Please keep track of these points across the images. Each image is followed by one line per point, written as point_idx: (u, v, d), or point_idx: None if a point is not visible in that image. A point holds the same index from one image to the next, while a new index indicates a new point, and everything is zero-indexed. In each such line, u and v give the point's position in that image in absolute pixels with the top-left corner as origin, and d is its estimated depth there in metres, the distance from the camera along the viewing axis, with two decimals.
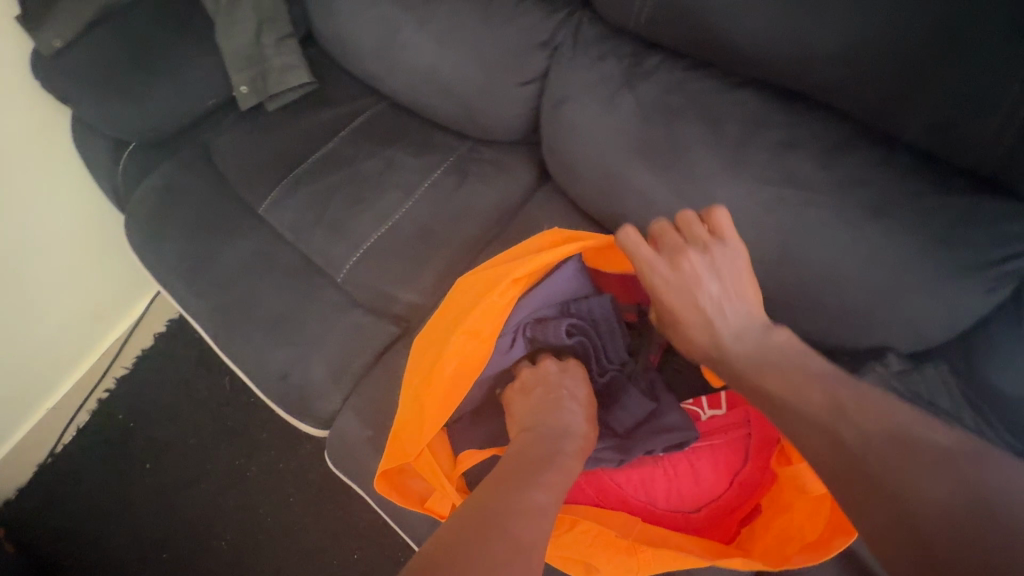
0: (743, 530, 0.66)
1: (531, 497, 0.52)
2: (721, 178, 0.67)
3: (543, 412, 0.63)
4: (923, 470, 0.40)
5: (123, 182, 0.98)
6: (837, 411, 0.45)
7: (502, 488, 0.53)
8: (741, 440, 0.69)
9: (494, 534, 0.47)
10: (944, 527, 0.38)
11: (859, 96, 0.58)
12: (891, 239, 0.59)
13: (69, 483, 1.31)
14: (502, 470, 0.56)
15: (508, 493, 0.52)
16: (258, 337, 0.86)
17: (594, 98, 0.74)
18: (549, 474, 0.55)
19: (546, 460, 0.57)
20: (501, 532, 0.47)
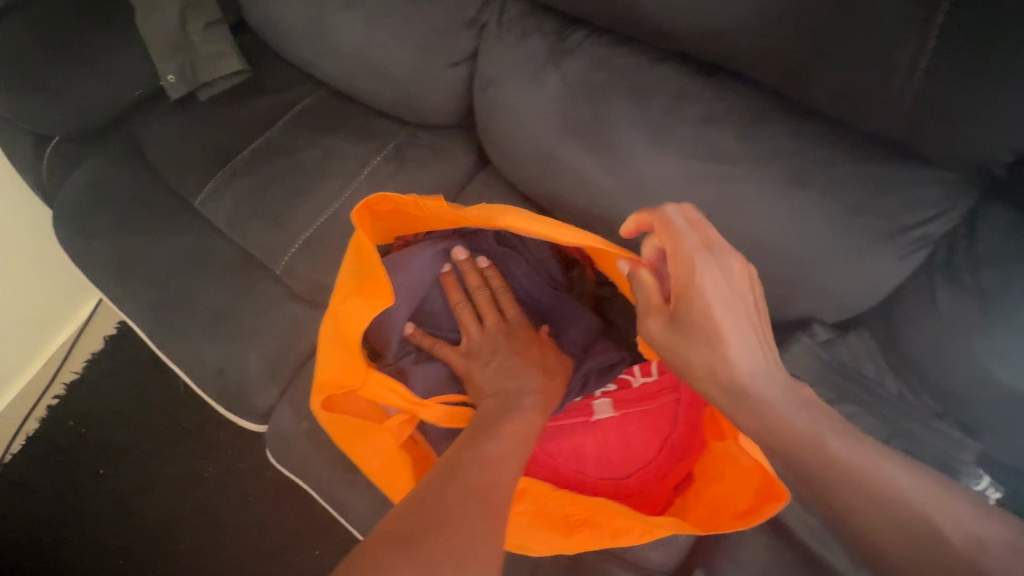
0: (676, 499, 0.66)
1: (487, 448, 0.53)
2: (647, 155, 0.66)
3: (506, 377, 0.62)
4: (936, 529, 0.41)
5: (50, 179, 0.95)
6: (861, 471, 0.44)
7: (465, 443, 0.54)
8: (672, 406, 0.67)
9: (437, 502, 0.47)
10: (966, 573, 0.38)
11: (767, 64, 0.56)
12: (808, 210, 0.59)
13: (21, 492, 1.28)
14: (463, 433, 0.57)
15: (463, 450, 0.53)
16: (193, 333, 0.84)
17: (521, 77, 0.72)
18: (505, 426, 0.56)
19: (501, 417, 0.58)
20: (444, 497, 0.47)
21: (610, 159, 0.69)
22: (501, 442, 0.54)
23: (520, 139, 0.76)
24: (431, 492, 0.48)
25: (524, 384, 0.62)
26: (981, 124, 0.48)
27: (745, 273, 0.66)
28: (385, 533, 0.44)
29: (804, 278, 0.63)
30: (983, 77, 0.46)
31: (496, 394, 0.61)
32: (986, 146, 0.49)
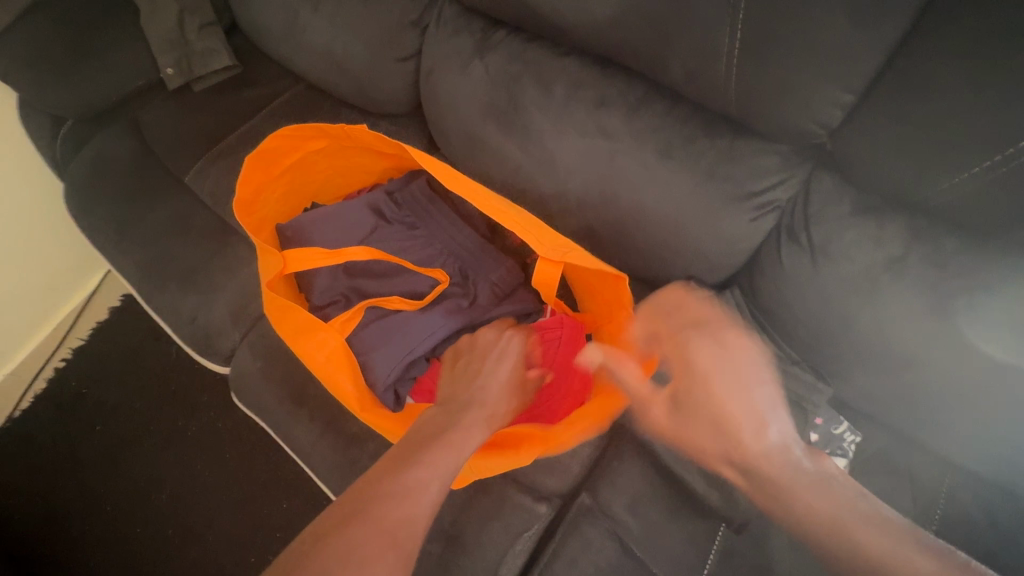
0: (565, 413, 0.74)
1: (407, 477, 0.54)
2: (550, 133, 0.78)
3: (459, 386, 0.64)
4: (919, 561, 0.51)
5: (63, 155, 1.10)
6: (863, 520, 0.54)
7: (397, 459, 0.56)
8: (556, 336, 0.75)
9: (363, 516, 0.50)
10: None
11: (636, 53, 0.68)
12: (676, 178, 0.70)
13: (25, 442, 1.42)
14: (397, 448, 0.58)
15: (388, 470, 0.55)
16: (173, 287, 0.97)
17: (454, 70, 0.85)
18: (432, 454, 0.56)
19: (435, 439, 0.58)
20: (368, 513, 0.51)
21: (521, 137, 0.81)
22: (457, 436, 0.58)
23: (455, 123, 0.88)
24: (358, 506, 0.52)
25: (481, 393, 0.63)
26: (788, 100, 0.59)
27: (633, 236, 0.76)
28: (345, 508, 0.52)
29: (678, 240, 0.73)
30: (780, 60, 0.57)
31: (444, 404, 0.63)
32: (797, 119, 0.60)
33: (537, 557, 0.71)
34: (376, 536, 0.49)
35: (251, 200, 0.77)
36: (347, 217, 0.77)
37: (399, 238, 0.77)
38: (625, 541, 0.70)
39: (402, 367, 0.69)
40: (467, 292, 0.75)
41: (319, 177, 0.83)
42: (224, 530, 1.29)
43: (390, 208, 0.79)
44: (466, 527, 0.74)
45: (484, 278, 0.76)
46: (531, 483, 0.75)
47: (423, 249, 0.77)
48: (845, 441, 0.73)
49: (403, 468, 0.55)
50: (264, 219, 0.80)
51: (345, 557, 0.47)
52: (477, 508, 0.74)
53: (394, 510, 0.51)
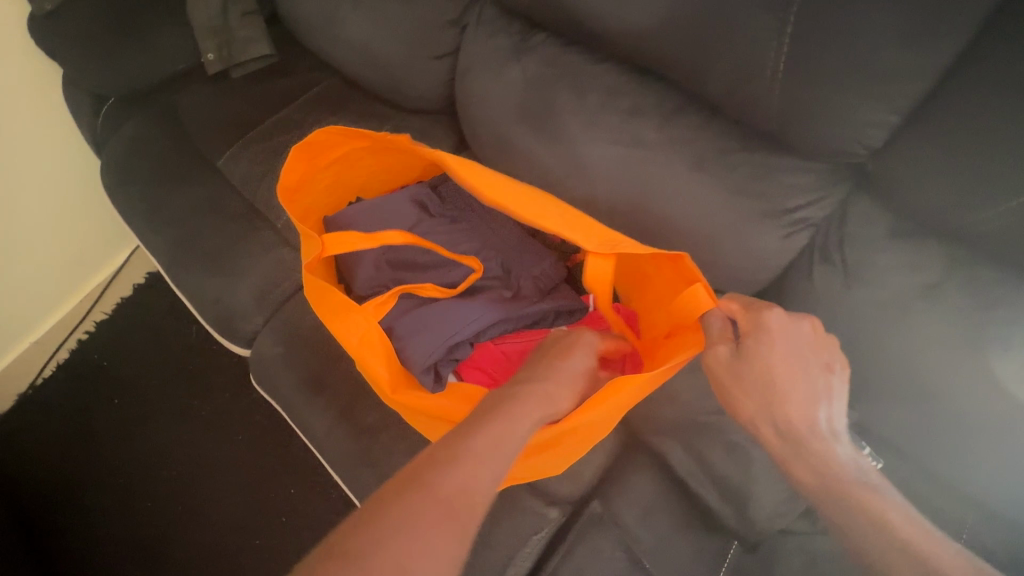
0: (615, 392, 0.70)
1: (504, 427, 0.53)
2: (583, 138, 0.78)
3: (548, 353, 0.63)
4: None
5: (101, 133, 1.12)
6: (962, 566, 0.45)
7: (494, 407, 0.56)
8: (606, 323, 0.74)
9: (458, 453, 0.50)
10: None
11: (675, 63, 0.68)
12: (709, 190, 0.70)
13: (44, 411, 1.45)
14: (498, 396, 0.57)
15: (485, 415, 0.54)
16: (200, 268, 0.99)
17: (489, 70, 0.86)
18: (527, 407, 0.56)
19: (530, 394, 0.58)
20: (463, 450, 0.51)
21: (554, 140, 0.81)
22: (550, 396, 0.58)
23: (486, 123, 0.88)
24: (454, 443, 0.52)
25: (572, 361, 0.62)
26: (830, 119, 0.58)
27: (662, 246, 0.76)
28: (443, 443, 0.52)
29: (706, 253, 0.73)
30: (824, 79, 0.57)
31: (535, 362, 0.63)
32: (838, 139, 0.59)
33: (545, 562, 0.70)
34: (464, 481, 0.49)
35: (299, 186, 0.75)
36: (392, 209, 0.77)
37: (441, 231, 0.77)
38: (636, 553, 0.69)
39: (445, 349, 0.68)
40: (509, 284, 0.74)
41: (364, 172, 0.82)
42: (229, 512, 1.30)
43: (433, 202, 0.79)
44: None
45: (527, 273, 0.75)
46: (543, 488, 0.74)
47: (466, 242, 0.76)
48: None
49: (468, 440, 0.51)
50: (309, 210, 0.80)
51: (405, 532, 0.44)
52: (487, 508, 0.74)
53: (483, 455, 0.51)
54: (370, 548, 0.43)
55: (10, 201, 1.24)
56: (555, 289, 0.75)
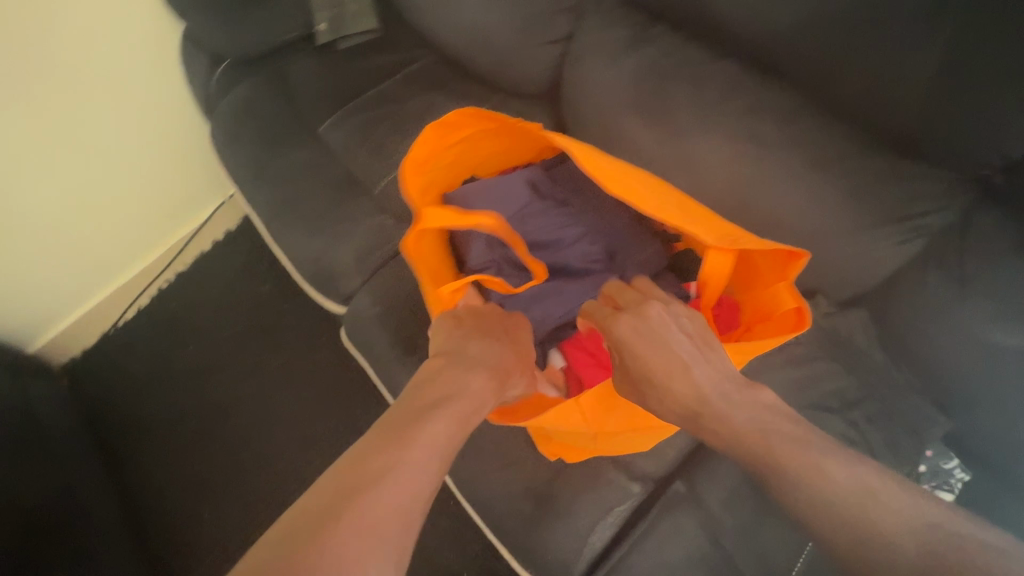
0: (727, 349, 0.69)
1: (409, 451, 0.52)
2: (696, 130, 0.80)
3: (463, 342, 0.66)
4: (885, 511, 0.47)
5: (214, 91, 1.19)
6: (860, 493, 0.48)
7: (403, 423, 0.55)
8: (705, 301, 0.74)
9: (375, 480, 0.49)
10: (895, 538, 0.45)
11: (807, 63, 0.69)
12: (826, 190, 0.71)
13: (123, 351, 1.53)
14: (405, 406, 0.58)
15: (407, 431, 0.54)
16: (301, 226, 1.05)
17: (604, 58, 0.88)
18: (440, 412, 0.57)
19: (442, 398, 0.59)
20: (378, 477, 0.49)
21: (665, 130, 0.83)
22: (460, 404, 0.59)
23: (595, 110, 0.91)
24: (379, 468, 0.50)
25: (483, 350, 0.65)
26: (968, 128, 0.59)
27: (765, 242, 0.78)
28: (355, 469, 0.50)
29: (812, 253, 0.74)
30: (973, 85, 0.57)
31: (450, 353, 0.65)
32: (976, 150, 0.60)
33: (628, 532, 0.73)
34: (394, 511, 0.48)
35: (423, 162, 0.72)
36: (507, 189, 0.75)
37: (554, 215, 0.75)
38: (717, 535, 0.72)
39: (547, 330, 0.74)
40: (615, 272, 0.73)
41: (486, 150, 0.78)
42: (292, 462, 1.37)
43: (543, 182, 0.76)
44: (560, 492, 0.77)
45: (633, 260, 0.74)
46: (627, 464, 0.77)
47: (576, 228, 0.75)
48: (952, 477, 0.74)
49: (442, 379, 0.61)
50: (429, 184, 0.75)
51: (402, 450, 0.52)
52: (572, 477, 0.77)
53: (406, 479, 0.50)
54: (392, 466, 0.50)
55: (116, 147, 1.33)
56: (660, 277, 0.73)
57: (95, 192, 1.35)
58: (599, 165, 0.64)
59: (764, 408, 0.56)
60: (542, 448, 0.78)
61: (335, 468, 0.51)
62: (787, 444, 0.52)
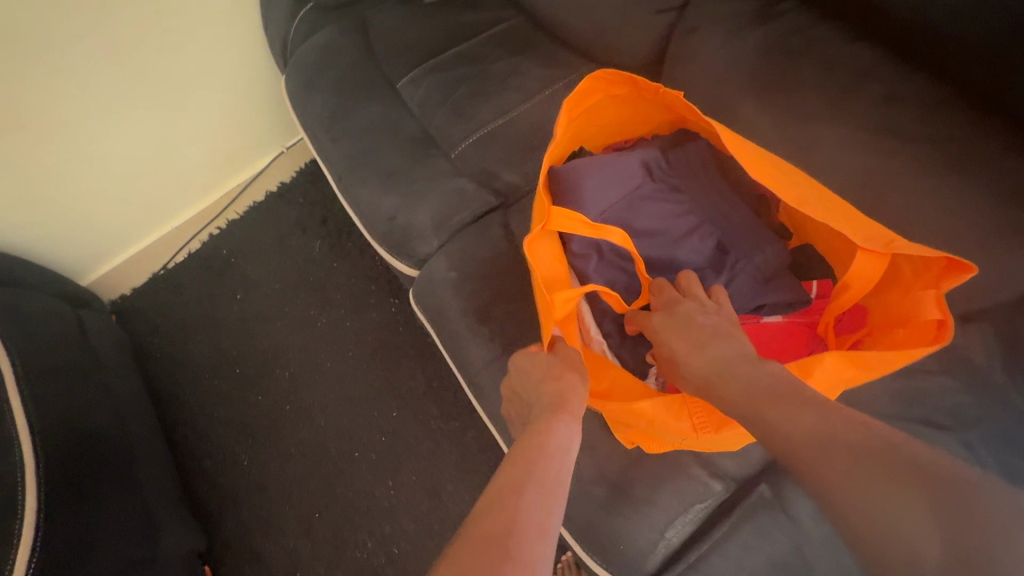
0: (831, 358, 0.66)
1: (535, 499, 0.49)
2: (821, 116, 0.75)
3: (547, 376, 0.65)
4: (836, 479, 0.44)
5: (293, 36, 1.15)
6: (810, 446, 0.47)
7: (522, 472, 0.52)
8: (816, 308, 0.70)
9: (509, 531, 0.45)
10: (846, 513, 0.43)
11: (968, 51, 0.64)
12: (967, 193, 0.65)
13: (173, 293, 1.53)
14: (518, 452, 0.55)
15: (527, 480, 0.51)
16: (376, 183, 1.02)
17: (722, 32, 0.83)
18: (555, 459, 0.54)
19: (554, 443, 0.56)
20: (511, 526, 0.46)
21: (784, 114, 0.77)
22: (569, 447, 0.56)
23: (702, 87, 0.86)
24: (508, 519, 0.47)
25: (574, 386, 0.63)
26: None
27: None
28: (485, 523, 0.46)
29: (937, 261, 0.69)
30: None
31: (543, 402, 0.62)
32: None
33: (707, 531, 0.71)
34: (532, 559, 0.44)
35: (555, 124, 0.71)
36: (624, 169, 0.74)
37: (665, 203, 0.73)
38: (802, 545, 0.68)
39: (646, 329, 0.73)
40: (723, 270, 0.70)
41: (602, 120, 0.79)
42: (333, 420, 1.37)
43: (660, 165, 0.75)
44: (636, 483, 0.74)
45: (746, 259, 0.70)
46: (709, 461, 0.74)
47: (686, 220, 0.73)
48: None
49: (544, 426, 0.58)
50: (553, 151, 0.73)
51: (538, 486, 0.51)
52: (650, 469, 0.74)
53: (539, 528, 0.47)
54: (521, 515, 0.47)
55: (184, 86, 1.30)
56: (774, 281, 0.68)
57: (162, 131, 1.34)
58: (744, 148, 0.66)
59: (769, 374, 0.56)
60: (618, 434, 0.75)
61: (462, 530, 0.47)
62: (773, 404, 0.52)
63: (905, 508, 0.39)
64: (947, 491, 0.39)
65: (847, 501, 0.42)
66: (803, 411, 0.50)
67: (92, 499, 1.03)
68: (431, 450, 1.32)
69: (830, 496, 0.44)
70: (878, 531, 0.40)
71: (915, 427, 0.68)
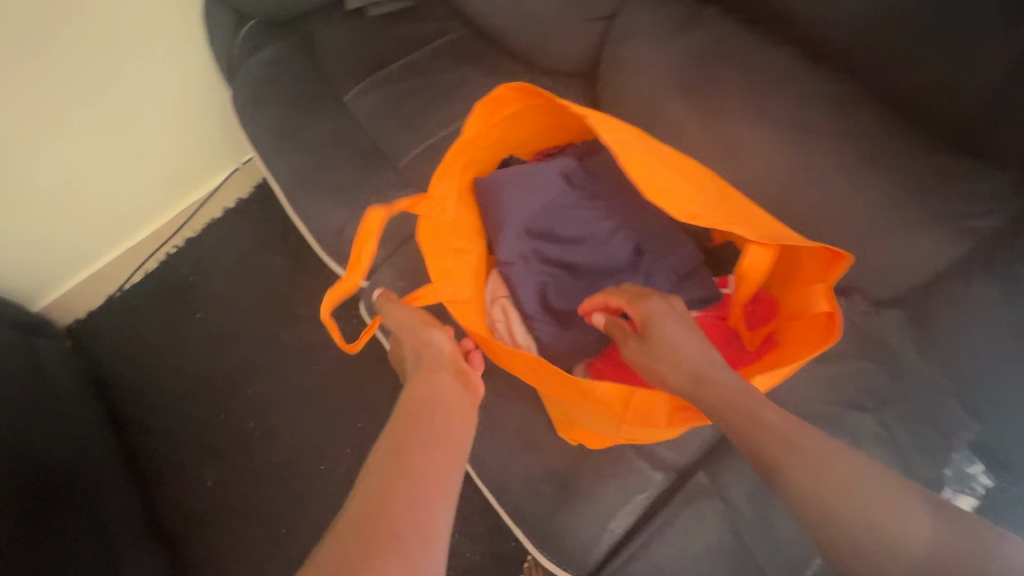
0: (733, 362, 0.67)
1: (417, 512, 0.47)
2: (745, 118, 0.78)
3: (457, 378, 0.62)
4: (843, 484, 0.47)
5: (238, 52, 1.15)
6: (788, 443, 0.49)
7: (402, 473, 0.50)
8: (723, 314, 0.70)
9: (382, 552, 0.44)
10: (844, 523, 0.45)
11: (871, 53, 0.67)
12: (875, 188, 0.69)
13: (131, 315, 1.51)
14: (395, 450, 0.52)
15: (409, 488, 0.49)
16: (325, 197, 1.03)
17: (651, 39, 0.85)
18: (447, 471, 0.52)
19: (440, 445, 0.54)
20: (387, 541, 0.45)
21: (709, 118, 0.81)
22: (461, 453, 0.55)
23: (635, 94, 0.89)
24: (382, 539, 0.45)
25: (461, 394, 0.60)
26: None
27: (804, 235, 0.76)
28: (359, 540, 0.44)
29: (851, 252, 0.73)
30: None
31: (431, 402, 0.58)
32: None
33: (649, 520, 0.73)
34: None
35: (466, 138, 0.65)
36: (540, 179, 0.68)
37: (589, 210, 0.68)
38: (739, 528, 0.72)
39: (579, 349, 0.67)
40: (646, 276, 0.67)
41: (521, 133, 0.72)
42: (300, 434, 1.37)
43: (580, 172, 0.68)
44: (582, 477, 0.76)
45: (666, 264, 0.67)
46: (650, 453, 0.77)
47: (612, 226, 0.68)
48: (976, 481, 0.72)
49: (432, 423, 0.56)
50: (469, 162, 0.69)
51: (422, 481, 0.50)
52: (595, 463, 0.77)
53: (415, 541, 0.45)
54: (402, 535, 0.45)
55: (130, 104, 1.29)
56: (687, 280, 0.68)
57: (109, 151, 1.32)
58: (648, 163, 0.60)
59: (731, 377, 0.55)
60: (561, 432, 0.78)
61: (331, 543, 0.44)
62: (742, 401, 0.53)
63: (906, 520, 0.45)
64: (955, 514, 0.45)
65: (861, 505, 0.46)
66: (769, 410, 0.52)
67: (52, 530, 1.02)
68: None
69: (811, 498, 0.46)
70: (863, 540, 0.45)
71: (838, 409, 0.72)
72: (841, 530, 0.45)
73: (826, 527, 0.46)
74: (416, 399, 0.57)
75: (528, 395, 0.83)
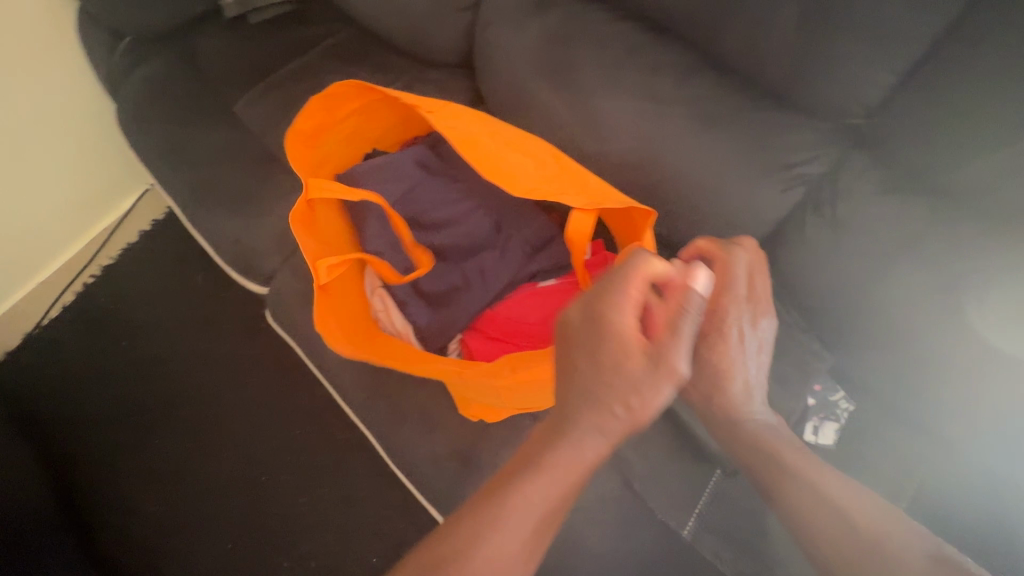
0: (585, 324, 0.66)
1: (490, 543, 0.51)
2: (600, 93, 0.82)
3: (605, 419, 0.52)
4: (826, 500, 0.54)
5: (118, 71, 1.13)
6: (784, 471, 0.58)
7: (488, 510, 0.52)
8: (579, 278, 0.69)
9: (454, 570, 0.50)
10: (821, 528, 0.52)
11: (693, 22, 0.71)
12: (717, 146, 0.74)
13: (51, 351, 1.47)
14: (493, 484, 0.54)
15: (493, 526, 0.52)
16: (220, 209, 1.03)
17: (512, 24, 0.88)
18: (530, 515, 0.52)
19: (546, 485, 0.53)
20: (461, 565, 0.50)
21: (570, 96, 0.85)
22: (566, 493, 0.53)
23: (506, 78, 0.92)
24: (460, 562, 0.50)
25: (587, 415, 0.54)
26: (826, 79, 0.64)
27: (666, 197, 0.80)
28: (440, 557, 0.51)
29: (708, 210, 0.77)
30: (831, 32, 0.61)
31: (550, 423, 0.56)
32: (843, 103, 0.65)
33: None
34: None
35: (314, 132, 0.67)
36: (394, 167, 0.71)
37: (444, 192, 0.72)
38: (629, 478, 0.76)
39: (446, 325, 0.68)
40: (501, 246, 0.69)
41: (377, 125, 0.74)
42: (239, 449, 1.36)
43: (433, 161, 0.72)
44: (483, 450, 0.80)
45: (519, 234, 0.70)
46: (547, 418, 0.81)
47: (467, 203, 0.71)
48: (839, 408, 0.80)
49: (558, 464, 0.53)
50: (325, 157, 0.71)
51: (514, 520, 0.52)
52: (494, 435, 0.80)
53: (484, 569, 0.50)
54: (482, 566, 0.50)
55: (17, 133, 1.24)
56: (547, 248, 0.69)
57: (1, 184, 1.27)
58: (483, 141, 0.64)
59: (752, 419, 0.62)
60: (464, 410, 0.81)
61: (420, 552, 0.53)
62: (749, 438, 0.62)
63: (897, 523, 0.50)
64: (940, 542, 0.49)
65: (822, 513, 0.53)
66: (773, 438, 0.60)
67: None
68: (340, 461, 1.33)
69: (795, 514, 0.55)
70: (831, 541, 0.51)
71: None
72: (819, 539, 0.52)
73: (803, 536, 0.53)
74: (550, 430, 0.55)
75: (429, 380, 0.86)
